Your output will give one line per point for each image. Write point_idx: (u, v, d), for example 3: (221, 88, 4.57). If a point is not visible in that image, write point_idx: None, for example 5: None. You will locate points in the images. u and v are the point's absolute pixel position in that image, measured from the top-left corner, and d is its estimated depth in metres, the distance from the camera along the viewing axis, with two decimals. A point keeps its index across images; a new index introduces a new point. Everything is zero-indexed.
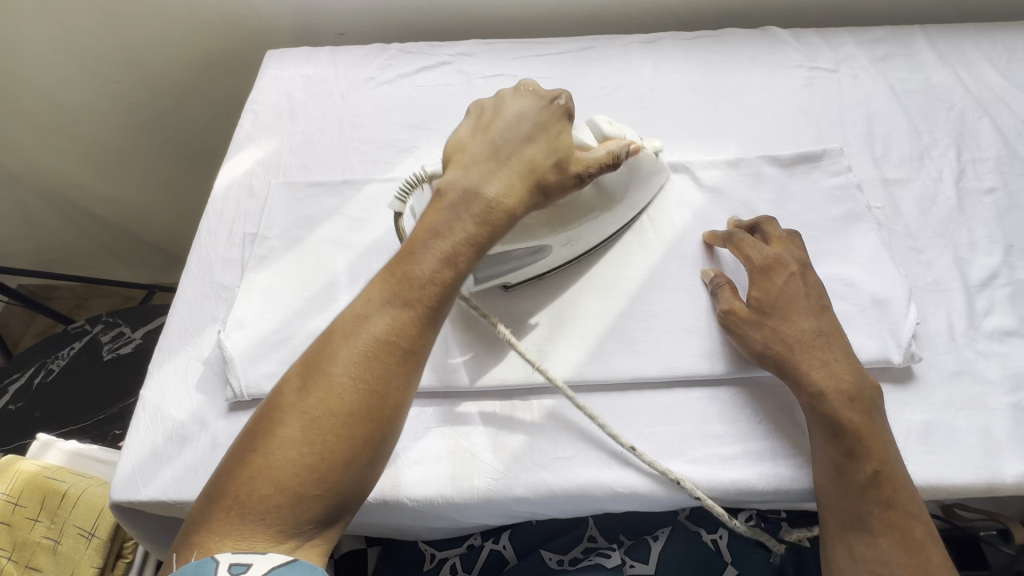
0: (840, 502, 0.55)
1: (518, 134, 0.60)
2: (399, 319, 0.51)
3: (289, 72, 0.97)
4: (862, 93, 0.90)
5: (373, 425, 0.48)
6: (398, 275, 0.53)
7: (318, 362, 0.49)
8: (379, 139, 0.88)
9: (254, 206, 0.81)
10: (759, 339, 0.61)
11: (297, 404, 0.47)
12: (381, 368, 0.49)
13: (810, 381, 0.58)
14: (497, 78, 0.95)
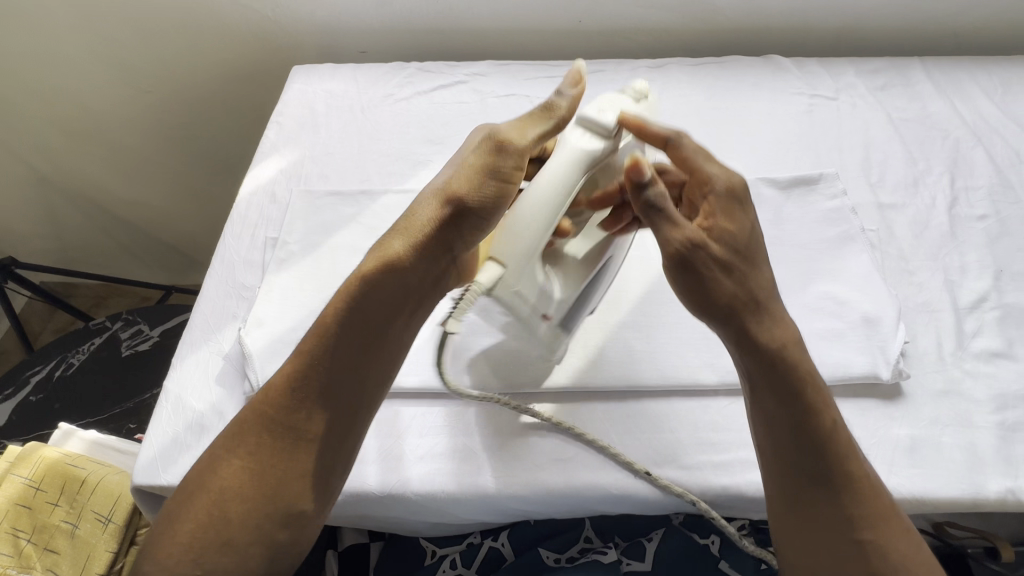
0: (797, 462, 0.56)
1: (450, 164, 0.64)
2: (280, 405, 0.56)
3: (314, 87, 1.03)
4: (860, 120, 0.94)
5: (253, 506, 0.54)
6: (289, 364, 0.58)
7: (215, 447, 0.56)
8: (397, 153, 0.92)
9: (276, 211, 0.85)
10: (728, 292, 0.58)
11: (190, 487, 0.55)
12: (262, 452, 0.55)
13: (768, 334, 0.58)
14: (510, 97, 1.00)
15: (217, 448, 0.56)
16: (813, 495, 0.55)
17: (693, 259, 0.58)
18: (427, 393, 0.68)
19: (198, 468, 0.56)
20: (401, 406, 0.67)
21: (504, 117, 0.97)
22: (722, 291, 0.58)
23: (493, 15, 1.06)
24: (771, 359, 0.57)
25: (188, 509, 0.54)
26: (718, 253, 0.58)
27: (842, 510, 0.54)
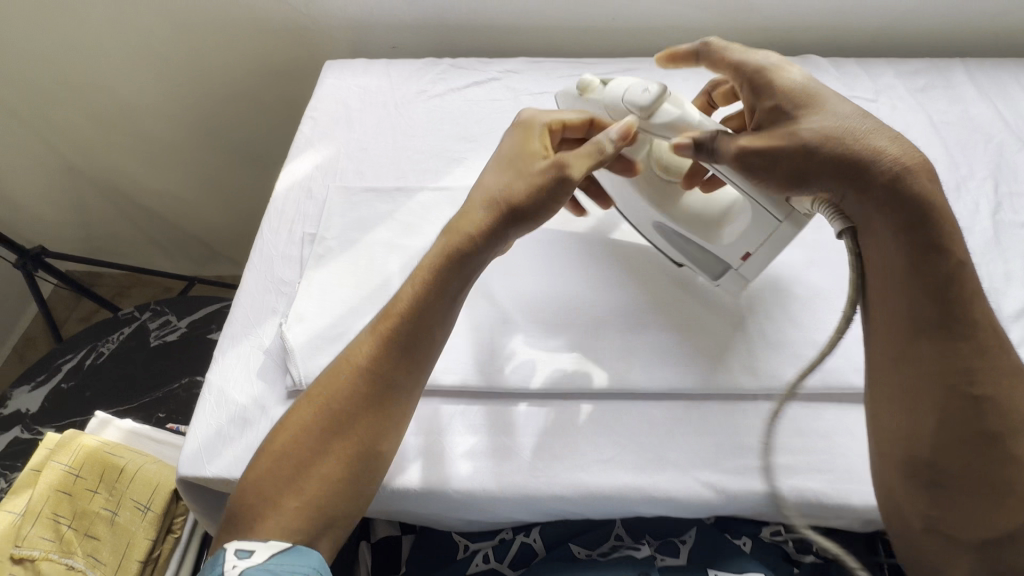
0: (913, 306, 0.55)
1: (490, 175, 0.66)
2: (376, 358, 0.60)
3: (347, 82, 1.03)
4: (900, 123, 0.92)
5: (360, 446, 0.58)
6: (378, 322, 0.62)
7: (312, 396, 0.60)
8: (431, 150, 0.93)
9: (312, 207, 0.86)
10: (806, 145, 0.57)
11: (294, 438, 0.57)
12: (364, 397, 0.59)
13: (858, 180, 0.56)
14: (543, 95, 0.99)
15: (303, 411, 0.59)
16: (923, 345, 0.55)
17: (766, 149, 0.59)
18: (466, 392, 0.68)
19: (282, 427, 0.59)
20: (441, 405, 0.68)
21: None
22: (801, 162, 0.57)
23: (526, 11, 1.06)
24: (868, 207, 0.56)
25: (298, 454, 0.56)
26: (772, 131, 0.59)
27: (955, 360, 0.54)
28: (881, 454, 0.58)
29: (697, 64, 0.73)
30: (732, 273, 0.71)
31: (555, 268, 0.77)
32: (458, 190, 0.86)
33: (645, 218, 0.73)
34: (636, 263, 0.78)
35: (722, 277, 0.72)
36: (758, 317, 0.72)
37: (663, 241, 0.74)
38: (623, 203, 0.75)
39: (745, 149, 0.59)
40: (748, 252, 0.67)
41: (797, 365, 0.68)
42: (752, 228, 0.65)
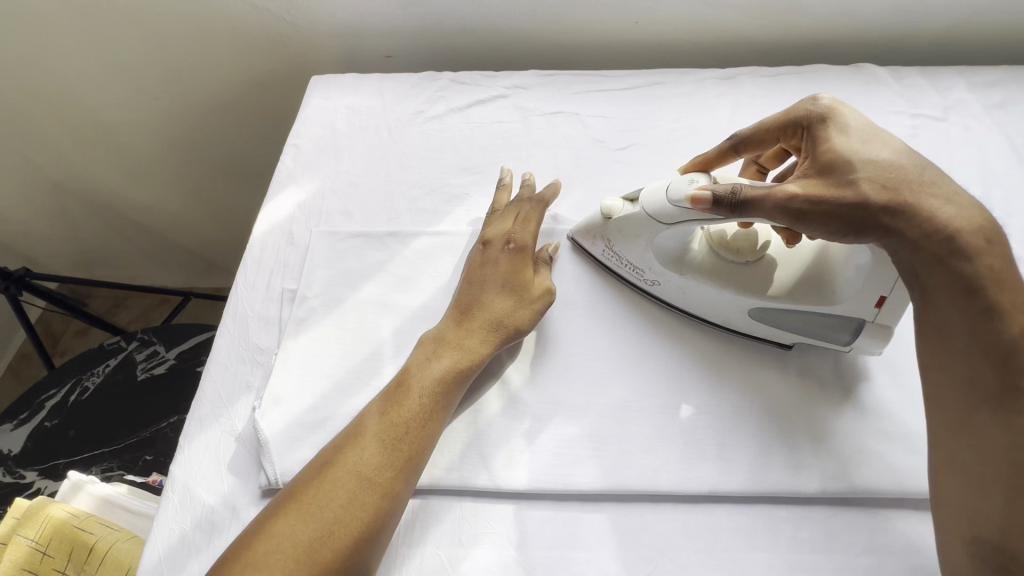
0: (973, 366, 0.48)
1: (470, 296, 0.64)
2: (378, 458, 0.53)
3: (335, 102, 0.91)
4: (975, 148, 0.79)
5: (338, 561, 0.48)
6: (386, 411, 0.56)
7: (297, 491, 0.52)
8: (429, 184, 0.81)
9: (294, 255, 0.75)
10: (851, 195, 0.51)
11: (261, 540, 0.49)
12: (355, 501, 0.51)
13: (911, 233, 0.50)
14: (556, 115, 0.87)
15: (287, 524, 0.49)
16: (979, 421, 0.48)
17: (812, 198, 0.52)
18: (469, 491, 0.58)
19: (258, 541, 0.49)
20: (440, 507, 0.58)
21: (550, 140, 0.85)
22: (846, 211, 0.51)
23: (536, 17, 0.93)
24: (924, 263, 0.50)
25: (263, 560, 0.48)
26: (833, 176, 0.53)
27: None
28: (941, 535, 0.49)
29: (732, 157, 0.68)
30: (875, 334, 0.59)
31: (572, 335, 0.66)
32: (460, 235, 0.75)
33: (735, 306, 0.62)
34: (666, 328, 0.67)
35: (857, 342, 0.60)
36: (812, 398, 0.61)
37: (770, 327, 0.62)
38: (696, 304, 0.65)
39: (787, 196, 0.52)
40: (882, 295, 0.56)
41: (862, 462, 0.57)
42: (872, 267, 0.56)
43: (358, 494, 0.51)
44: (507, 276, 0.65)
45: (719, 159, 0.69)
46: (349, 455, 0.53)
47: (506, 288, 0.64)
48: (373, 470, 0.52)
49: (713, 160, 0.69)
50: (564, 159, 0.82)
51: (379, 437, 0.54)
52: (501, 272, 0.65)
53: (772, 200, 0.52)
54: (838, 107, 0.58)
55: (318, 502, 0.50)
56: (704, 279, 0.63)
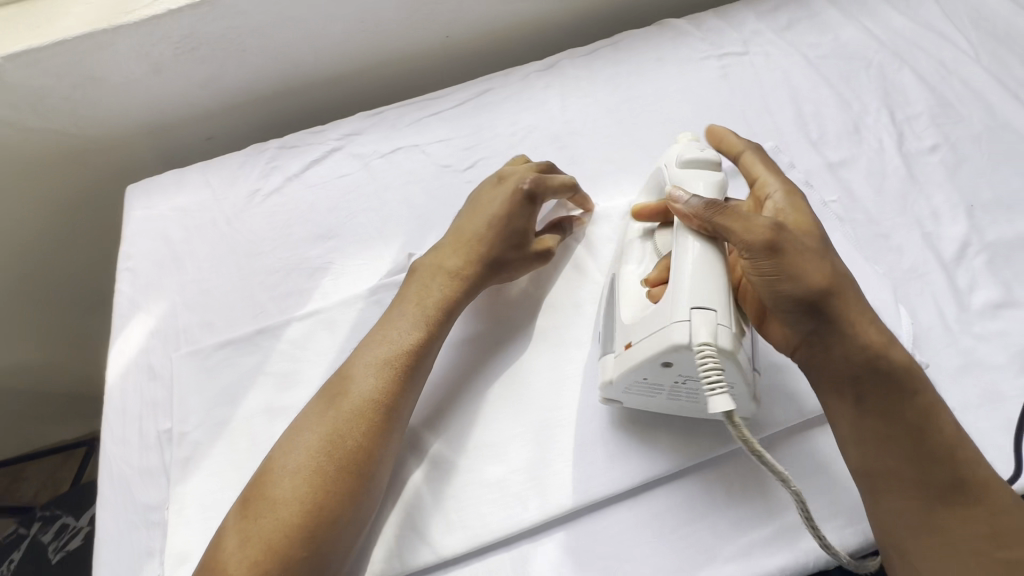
0: (913, 470, 0.49)
1: (482, 228, 0.67)
2: (381, 385, 0.58)
3: (160, 207, 0.83)
4: (778, 71, 0.84)
5: (350, 481, 0.54)
6: (383, 345, 0.60)
7: (306, 428, 0.56)
8: (286, 264, 0.76)
9: (161, 390, 0.68)
10: (809, 274, 0.51)
11: (281, 475, 0.54)
12: (364, 427, 0.56)
13: (862, 325, 0.52)
14: (396, 153, 0.84)
15: (291, 450, 0.55)
16: (938, 471, 0.49)
17: (779, 252, 0.51)
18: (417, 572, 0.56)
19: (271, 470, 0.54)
20: None
21: (397, 179, 0.82)
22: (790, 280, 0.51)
23: (345, 59, 0.90)
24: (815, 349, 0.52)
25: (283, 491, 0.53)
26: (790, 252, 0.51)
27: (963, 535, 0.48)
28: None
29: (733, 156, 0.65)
30: (607, 365, 0.57)
31: (471, 374, 0.65)
32: (331, 308, 0.70)
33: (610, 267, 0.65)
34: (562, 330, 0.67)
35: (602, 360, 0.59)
36: None
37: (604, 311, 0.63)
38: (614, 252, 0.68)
39: (756, 236, 0.51)
40: (630, 343, 0.54)
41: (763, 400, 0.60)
42: (642, 320, 0.54)
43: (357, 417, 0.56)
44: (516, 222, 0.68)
45: (728, 146, 0.65)
46: (343, 384, 0.58)
47: (511, 238, 0.67)
48: (370, 396, 0.57)
49: (725, 143, 0.65)
50: (417, 196, 0.80)
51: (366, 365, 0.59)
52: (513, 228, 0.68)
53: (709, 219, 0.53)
54: (797, 204, 0.57)
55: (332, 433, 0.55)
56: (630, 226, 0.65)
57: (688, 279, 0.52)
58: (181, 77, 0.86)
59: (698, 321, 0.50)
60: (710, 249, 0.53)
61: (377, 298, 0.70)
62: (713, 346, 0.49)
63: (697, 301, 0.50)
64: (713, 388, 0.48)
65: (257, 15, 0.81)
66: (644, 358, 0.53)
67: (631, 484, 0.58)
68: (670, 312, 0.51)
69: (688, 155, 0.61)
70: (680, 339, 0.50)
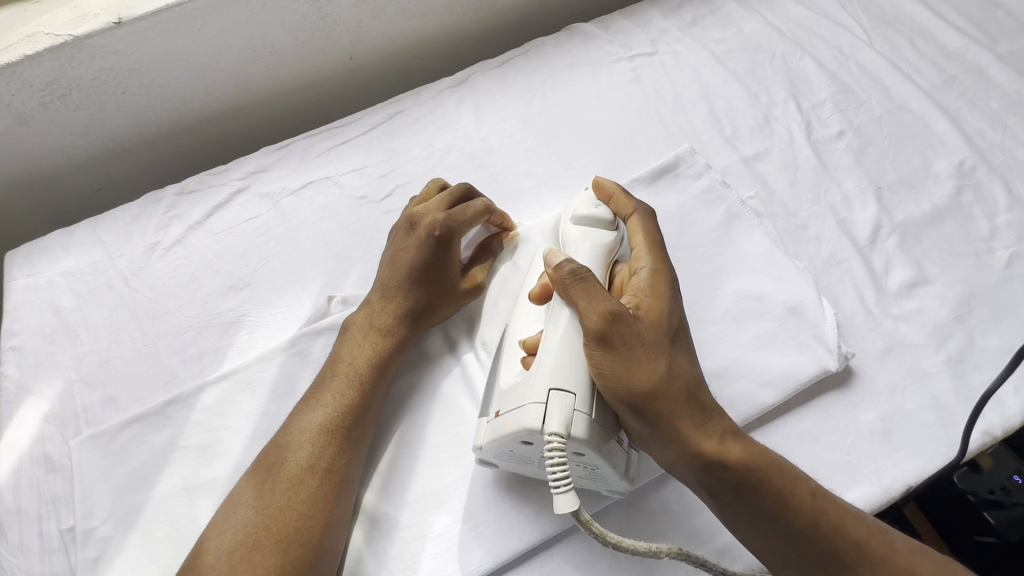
0: (758, 531, 0.49)
1: (401, 277, 0.64)
2: (320, 450, 0.55)
3: (45, 273, 0.74)
4: (688, 69, 0.84)
5: (295, 559, 0.50)
6: (321, 408, 0.57)
7: (241, 508, 0.52)
8: (195, 322, 0.70)
9: (62, 483, 0.61)
10: (639, 375, 0.50)
11: (214, 562, 0.49)
12: (305, 498, 0.52)
13: (691, 428, 0.50)
14: (307, 188, 0.78)
15: (222, 533, 0.51)
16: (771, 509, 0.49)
17: (608, 345, 0.51)
18: None
19: (204, 555, 0.50)
20: None
21: (311, 216, 0.76)
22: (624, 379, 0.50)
23: (242, 91, 0.84)
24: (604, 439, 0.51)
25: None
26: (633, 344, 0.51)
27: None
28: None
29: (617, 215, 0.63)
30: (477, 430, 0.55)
31: (407, 419, 0.61)
32: (248, 366, 0.64)
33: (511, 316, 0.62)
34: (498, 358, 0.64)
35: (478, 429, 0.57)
36: None
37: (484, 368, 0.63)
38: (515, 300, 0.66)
39: (597, 325, 0.51)
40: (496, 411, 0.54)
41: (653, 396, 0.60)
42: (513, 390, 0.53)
43: (292, 493, 0.52)
44: (437, 262, 0.64)
45: (616, 205, 0.63)
46: (278, 454, 0.55)
47: (434, 280, 0.64)
48: (305, 467, 0.54)
49: (613, 201, 0.63)
50: (333, 232, 0.75)
51: (300, 434, 0.55)
52: (434, 270, 0.64)
53: (579, 297, 0.53)
54: (658, 284, 0.55)
55: (272, 509, 0.52)
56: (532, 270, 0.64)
57: (555, 354, 0.52)
58: (55, 126, 0.78)
59: (554, 404, 0.49)
60: (569, 325, 0.53)
61: (298, 349, 0.65)
62: (559, 438, 0.48)
63: (558, 382, 0.50)
64: (558, 484, 0.46)
65: (132, 54, 0.74)
66: (496, 441, 0.52)
67: (581, 514, 0.56)
68: (535, 390, 0.51)
69: (582, 211, 0.62)
70: (535, 422, 0.49)
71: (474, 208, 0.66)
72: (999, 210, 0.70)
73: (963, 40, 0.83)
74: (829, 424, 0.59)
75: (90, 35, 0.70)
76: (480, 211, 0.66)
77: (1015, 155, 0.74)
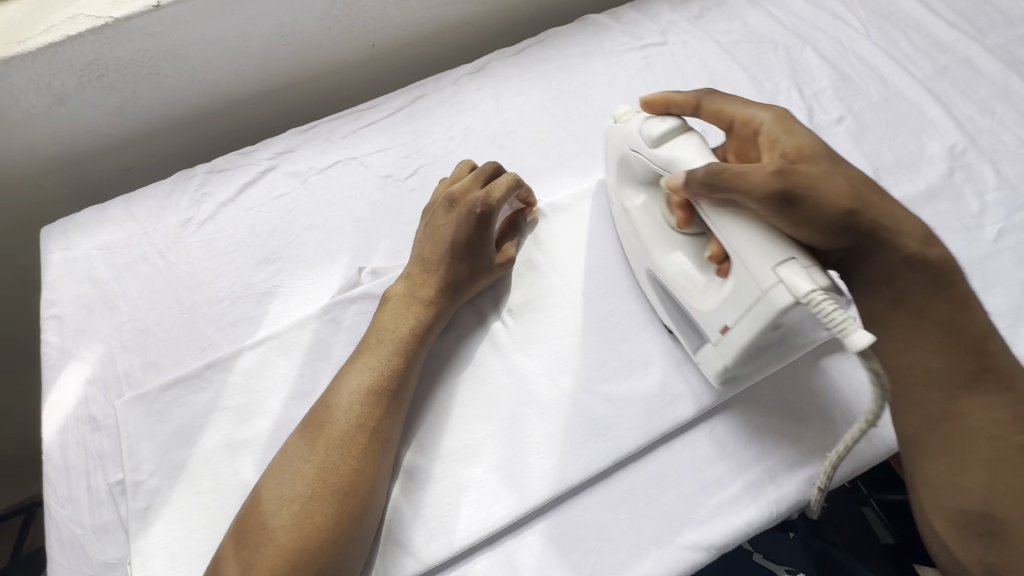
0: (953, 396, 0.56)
1: (442, 252, 0.67)
2: (365, 409, 0.57)
3: (83, 247, 0.77)
4: (696, 58, 0.89)
5: (343, 511, 0.52)
6: (366, 370, 0.59)
7: (292, 462, 0.55)
8: (230, 293, 0.73)
9: (108, 441, 0.64)
10: (820, 216, 0.54)
11: (268, 512, 0.52)
12: (352, 454, 0.55)
13: (896, 239, 0.57)
14: (334, 167, 0.81)
15: (279, 485, 0.53)
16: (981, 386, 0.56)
17: (790, 204, 0.52)
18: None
19: (260, 505, 0.53)
20: None
21: (339, 194, 0.80)
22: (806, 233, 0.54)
23: (269, 75, 0.88)
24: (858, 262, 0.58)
25: (275, 526, 0.51)
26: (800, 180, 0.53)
27: (982, 421, 0.55)
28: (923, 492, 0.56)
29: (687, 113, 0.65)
30: (711, 354, 0.60)
31: (438, 379, 0.64)
32: (284, 332, 0.68)
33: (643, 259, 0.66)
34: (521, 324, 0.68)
35: (701, 353, 0.61)
36: (658, 333, 0.67)
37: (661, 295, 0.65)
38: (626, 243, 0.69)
39: (764, 187, 0.52)
40: (727, 325, 0.56)
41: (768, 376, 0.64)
42: (743, 311, 0.54)
43: (345, 448, 0.55)
44: (476, 237, 0.67)
45: (678, 106, 0.65)
46: (327, 413, 0.57)
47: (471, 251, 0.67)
48: (353, 425, 0.56)
49: (673, 105, 0.65)
50: (360, 209, 0.79)
51: (349, 395, 0.58)
52: (471, 240, 0.66)
53: (735, 192, 0.53)
54: (790, 128, 0.59)
55: (321, 463, 0.54)
56: (634, 214, 0.66)
57: (743, 249, 0.52)
58: (90, 106, 0.80)
59: (788, 275, 0.49)
60: (738, 218, 0.53)
61: (331, 316, 0.69)
62: (820, 288, 0.48)
63: (778, 258, 0.51)
64: (845, 327, 0.47)
65: (168, 36, 0.77)
66: (748, 338, 0.55)
67: (604, 465, 0.60)
68: (758, 282, 0.51)
69: (655, 129, 0.59)
70: (787, 300, 0.50)
71: (510, 184, 0.68)
72: (989, 189, 0.75)
73: (954, 33, 0.88)
74: (832, 384, 0.63)
75: (130, 17, 0.73)
76: (513, 185, 0.68)
77: (1002, 139, 0.79)
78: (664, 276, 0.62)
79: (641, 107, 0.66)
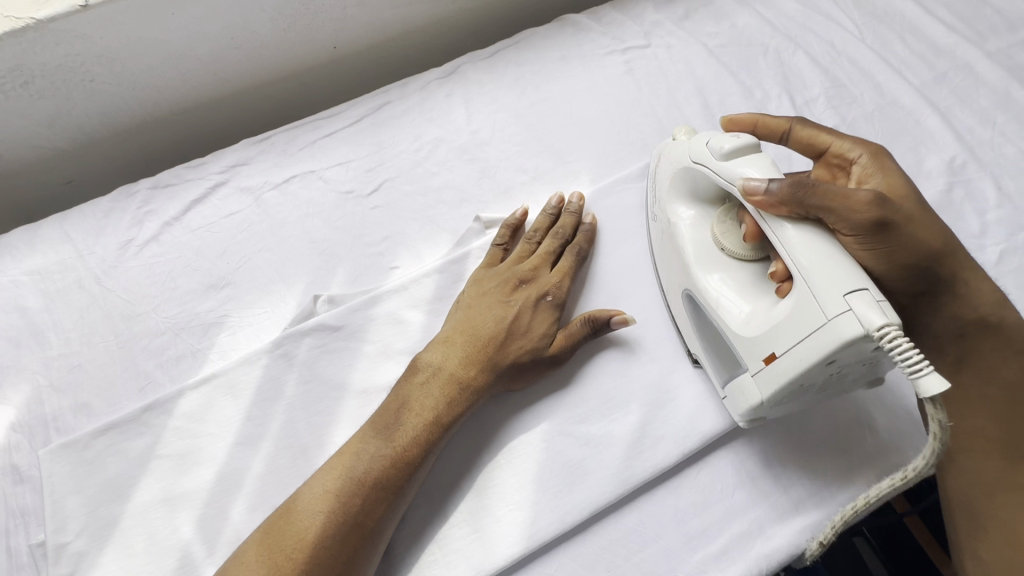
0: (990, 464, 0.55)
1: (490, 327, 0.60)
2: (354, 514, 0.50)
3: (8, 272, 0.69)
4: (682, 63, 0.83)
5: None
6: (370, 463, 0.52)
7: (250, 562, 0.48)
8: (173, 324, 0.67)
9: (32, 496, 0.59)
10: (904, 249, 0.51)
11: None
12: (325, 564, 0.48)
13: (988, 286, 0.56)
14: (290, 182, 0.75)
15: None
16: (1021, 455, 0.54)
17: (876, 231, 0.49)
18: None
19: None
20: None
21: (294, 212, 0.73)
22: (885, 265, 0.51)
23: (220, 80, 0.81)
24: (924, 311, 0.56)
25: None
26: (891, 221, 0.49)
27: None
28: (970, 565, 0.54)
29: (768, 135, 0.63)
30: (747, 386, 0.53)
31: None
32: (229, 370, 0.61)
33: (678, 281, 0.60)
34: None
35: (731, 387, 0.55)
36: (642, 366, 0.61)
37: (693, 313, 0.59)
38: (662, 265, 0.63)
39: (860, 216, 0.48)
40: (773, 352, 0.49)
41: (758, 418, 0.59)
42: (801, 327, 0.47)
43: (316, 557, 0.48)
44: (533, 325, 0.61)
45: (767, 128, 0.63)
46: (310, 503, 0.50)
47: (524, 323, 0.61)
48: (333, 531, 0.49)
49: (762, 126, 0.64)
50: (318, 228, 0.72)
51: (343, 484, 0.51)
52: (524, 313, 0.61)
53: (834, 208, 0.48)
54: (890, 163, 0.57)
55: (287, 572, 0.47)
56: (678, 231, 0.60)
57: (816, 272, 0.47)
58: (17, 114, 0.72)
59: (859, 305, 0.44)
60: (819, 237, 0.49)
61: (283, 351, 0.62)
62: (895, 324, 0.43)
63: (850, 284, 0.45)
64: (916, 369, 0.42)
65: (100, 39, 0.69)
66: (796, 374, 0.48)
67: (584, 518, 0.55)
68: (822, 309, 0.45)
69: (727, 145, 0.55)
70: (853, 331, 0.44)
71: (581, 258, 0.65)
72: (990, 207, 0.71)
73: (953, 36, 0.83)
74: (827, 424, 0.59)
75: (54, 18, 0.64)
76: (576, 268, 0.65)
77: (1004, 151, 0.75)
78: (706, 298, 0.56)
79: (727, 125, 0.66)
